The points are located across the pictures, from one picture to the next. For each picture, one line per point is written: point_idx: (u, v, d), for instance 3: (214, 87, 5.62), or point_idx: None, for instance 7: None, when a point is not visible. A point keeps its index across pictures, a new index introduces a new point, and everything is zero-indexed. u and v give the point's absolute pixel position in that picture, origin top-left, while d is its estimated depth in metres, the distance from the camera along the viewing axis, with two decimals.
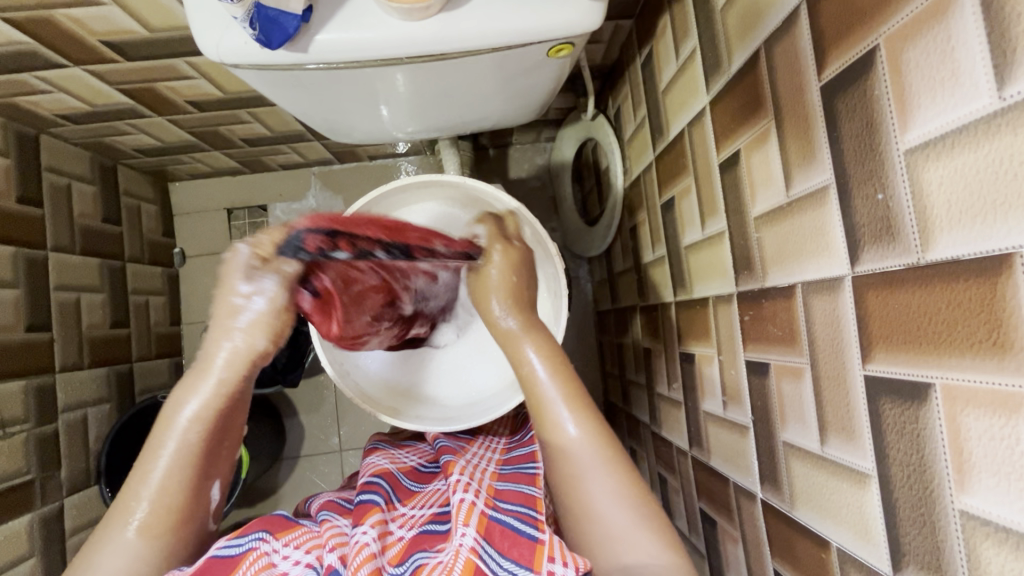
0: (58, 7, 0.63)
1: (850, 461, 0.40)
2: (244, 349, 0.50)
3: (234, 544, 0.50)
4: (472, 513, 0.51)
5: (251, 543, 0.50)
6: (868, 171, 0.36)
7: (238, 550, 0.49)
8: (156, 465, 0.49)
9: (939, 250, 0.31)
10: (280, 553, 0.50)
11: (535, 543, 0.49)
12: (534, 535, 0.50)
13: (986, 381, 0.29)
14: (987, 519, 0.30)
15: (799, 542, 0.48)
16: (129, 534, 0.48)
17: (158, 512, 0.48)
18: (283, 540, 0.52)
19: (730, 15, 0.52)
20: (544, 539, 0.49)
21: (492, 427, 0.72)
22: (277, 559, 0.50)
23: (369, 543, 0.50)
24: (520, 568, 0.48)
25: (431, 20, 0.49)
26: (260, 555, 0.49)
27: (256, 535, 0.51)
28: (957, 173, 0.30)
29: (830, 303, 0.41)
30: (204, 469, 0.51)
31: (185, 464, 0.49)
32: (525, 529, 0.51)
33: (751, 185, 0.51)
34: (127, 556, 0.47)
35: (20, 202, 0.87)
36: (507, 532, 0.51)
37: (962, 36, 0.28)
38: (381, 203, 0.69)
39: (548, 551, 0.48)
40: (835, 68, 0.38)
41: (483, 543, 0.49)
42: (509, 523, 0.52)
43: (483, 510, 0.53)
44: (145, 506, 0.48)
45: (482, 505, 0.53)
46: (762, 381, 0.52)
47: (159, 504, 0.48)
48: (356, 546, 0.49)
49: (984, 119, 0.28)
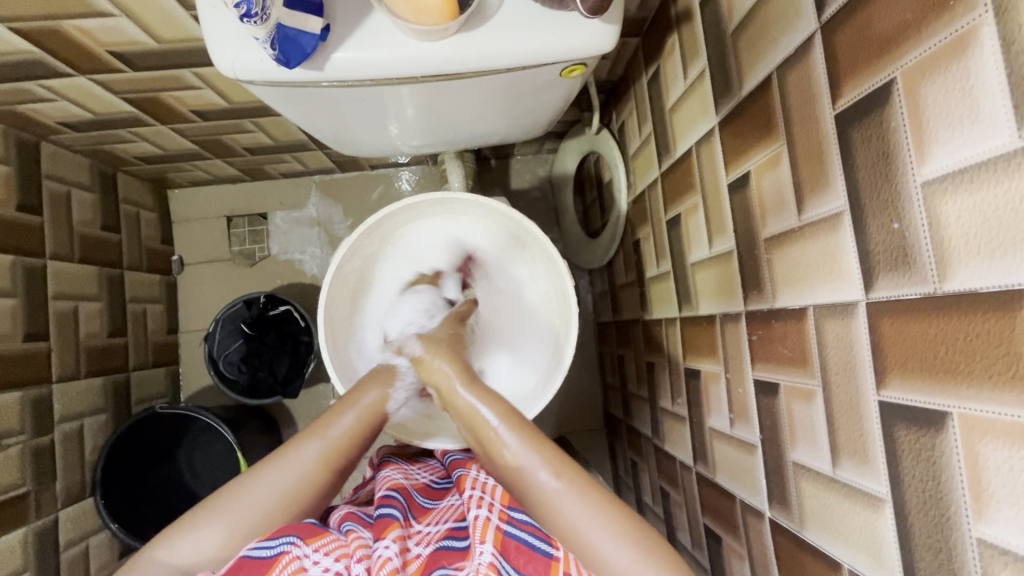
0: (68, 17, 0.63)
1: (864, 484, 0.40)
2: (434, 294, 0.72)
3: (267, 545, 0.49)
4: (488, 530, 0.52)
5: (283, 546, 0.49)
6: (883, 200, 0.36)
7: (271, 552, 0.48)
8: (352, 411, 0.59)
9: (956, 282, 0.32)
10: (312, 558, 0.49)
11: (551, 559, 0.50)
12: (548, 552, 0.51)
13: (1005, 412, 0.29)
14: (1005, 548, 0.30)
15: (810, 563, 0.48)
16: (308, 463, 0.55)
17: (337, 447, 0.57)
18: (314, 545, 0.50)
19: (741, 39, 0.53)
20: (558, 556, 0.50)
21: None
22: (308, 563, 0.48)
23: (392, 558, 0.49)
24: None
25: (448, 41, 0.49)
26: (292, 560, 0.48)
27: (287, 537, 0.50)
28: (976, 207, 0.30)
29: (842, 328, 0.41)
30: (366, 429, 0.59)
31: (363, 421, 0.59)
32: (539, 544, 0.52)
33: (761, 208, 0.52)
34: (301, 478, 0.55)
35: (19, 210, 0.86)
36: (523, 548, 0.52)
37: (982, 75, 0.29)
38: (392, 219, 0.70)
39: (563, 566, 0.49)
40: (850, 99, 0.39)
41: (500, 559, 0.51)
42: (525, 539, 0.52)
43: (497, 524, 0.53)
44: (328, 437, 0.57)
45: (497, 518, 0.54)
46: (771, 401, 0.52)
47: (337, 443, 0.57)
48: (380, 560, 0.49)
49: (1003, 157, 0.28)
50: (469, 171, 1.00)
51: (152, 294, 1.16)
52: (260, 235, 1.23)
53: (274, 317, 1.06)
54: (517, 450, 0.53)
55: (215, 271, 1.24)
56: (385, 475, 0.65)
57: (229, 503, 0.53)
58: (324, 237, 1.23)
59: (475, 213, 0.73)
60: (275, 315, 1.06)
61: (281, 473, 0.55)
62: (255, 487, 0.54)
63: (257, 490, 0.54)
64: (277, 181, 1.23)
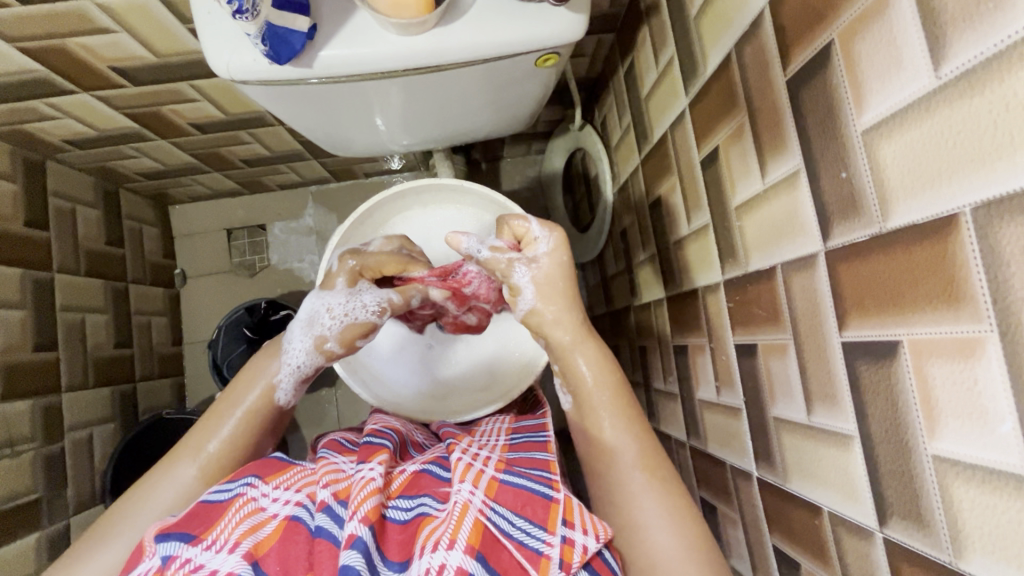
0: (71, 35, 0.67)
1: (835, 426, 0.42)
2: (344, 300, 0.62)
3: (224, 489, 0.49)
4: (482, 478, 0.50)
5: (240, 488, 0.48)
6: (832, 153, 0.39)
7: (227, 495, 0.48)
8: (233, 417, 0.57)
9: (897, 217, 0.34)
10: (270, 496, 0.48)
11: (550, 501, 0.48)
12: (548, 494, 0.49)
13: (947, 330, 0.32)
14: (957, 459, 0.32)
15: (795, 513, 0.49)
16: (189, 472, 0.53)
17: (220, 462, 0.55)
18: (273, 484, 0.49)
19: (703, 24, 0.57)
20: (558, 500, 0.48)
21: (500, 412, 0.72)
22: (266, 502, 0.47)
23: (375, 478, 0.48)
24: (534, 528, 0.46)
25: (427, 34, 0.53)
26: (247, 501, 0.47)
27: (246, 479, 0.49)
28: (907, 147, 0.33)
29: (807, 280, 0.44)
30: (262, 428, 0.58)
31: (253, 414, 0.58)
32: (539, 488, 0.50)
33: (730, 177, 0.54)
34: (182, 490, 0.53)
35: (26, 225, 0.90)
36: (522, 492, 0.49)
37: (902, 27, 0.32)
38: (381, 208, 0.74)
39: (563, 511, 0.47)
40: (797, 64, 0.42)
41: (492, 506, 0.47)
42: (525, 484, 0.50)
43: (493, 475, 0.50)
44: (209, 455, 0.55)
45: (492, 471, 0.51)
46: (751, 363, 0.55)
47: (220, 455, 0.55)
48: (363, 480, 0.48)
49: (925, 96, 0.31)
50: (459, 172, 1.03)
51: (156, 306, 1.19)
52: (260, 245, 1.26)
53: (274, 321, 1.08)
54: (607, 413, 0.54)
55: (217, 282, 1.27)
56: (382, 420, 0.67)
57: (121, 526, 0.50)
58: (320, 245, 1.26)
59: (460, 197, 0.76)
60: (276, 320, 1.09)
61: (162, 492, 0.52)
62: (141, 509, 0.51)
63: (142, 511, 0.51)
64: (274, 192, 1.27)
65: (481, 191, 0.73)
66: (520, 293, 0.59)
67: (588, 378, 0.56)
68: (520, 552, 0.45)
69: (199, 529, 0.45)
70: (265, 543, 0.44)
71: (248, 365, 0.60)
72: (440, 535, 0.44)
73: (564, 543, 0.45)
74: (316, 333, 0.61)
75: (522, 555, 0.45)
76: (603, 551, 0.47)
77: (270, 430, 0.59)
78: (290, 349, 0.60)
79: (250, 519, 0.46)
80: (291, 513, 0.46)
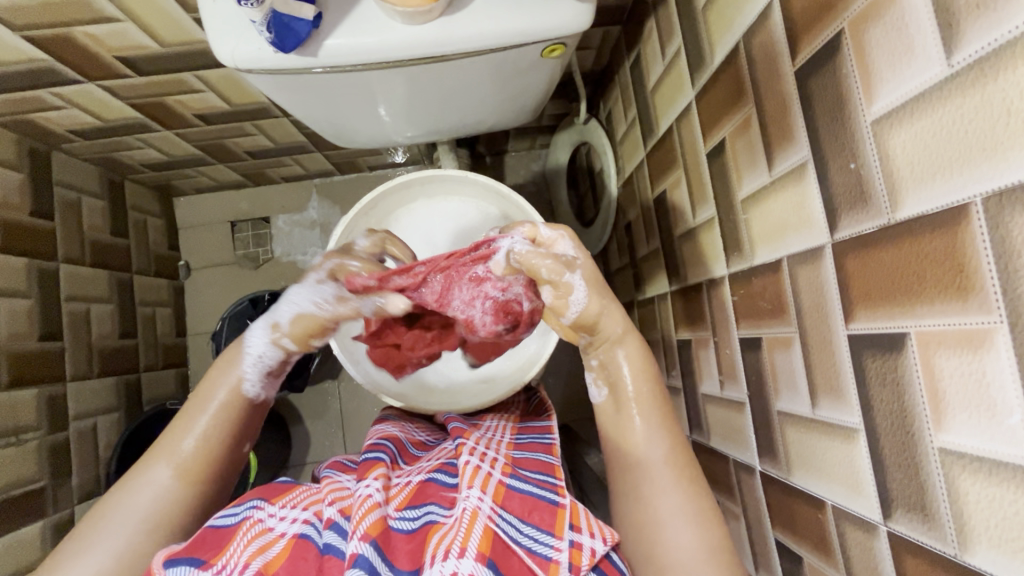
0: (75, 24, 0.67)
1: (839, 419, 0.42)
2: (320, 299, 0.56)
3: (230, 513, 0.48)
4: (490, 482, 0.50)
5: (246, 511, 0.48)
6: (841, 143, 0.39)
7: (234, 519, 0.47)
8: (207, 415, 0.54)
9: (906, 208, 0.34)
10: (276, 516, 0.48)
11: (557, 507, 0.49)
12: (554, 500, 0.49)
13: (955, 321, 0.31)
14: (963, 451, 0.32)
15: (798, 506, 0.49)
16: (163, 475, 0.51)
17: (197, 461, 0.52)
18: (277, 504, 0.49)
19: (710, 14, 0.56)
20: (565, 505, 0.49)
21: (503, 407, 0.72)
22: (272, 522, 0.47)
23: (372, 495, 0.48)
24: (543, 534, 0.46)
25: (433, 23, 0.52)
26: (255, 523, 0.47)
27: (250, 502, 0.49)
28: (918, 136, 0.33)
29: (813, 272, 0.44)
30: (239, 426, 0.55)
31: (227, 413, 0.54)
32: (546, 495, 0.50)
33: (737, 169, 0.54)
34: (158, 494, 0.50)
35: (32, 215, 0.90)
36: (529, 499, 0.50)
37: (914, 16, 0.32)
38: (385, 200, 0.74)
39: (570, 515, 0.47)
40: (806, 55, 0.42)
41: (501, 512, 0.47)
42: (531, 490, 0.50)
43: (500, 480, 0.51)
44: (184, 456, 0.52)
45: (499, 475, 0.51)
46: (756, 356, 0.54)
47: (195, 457, 0.52)
48: (361, 498, 0.48)
49: (937, 85, 0.31)
50: (463, 165, 1.03)
51: (160, 298, 1.19)
52: (264, 238, 1.26)
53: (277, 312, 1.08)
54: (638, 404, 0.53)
55: (221, 274, 1.27)
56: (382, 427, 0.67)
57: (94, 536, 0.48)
58: (323, 237, 1.26)
59: (462, 187, 0.76)
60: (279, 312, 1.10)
61: (136, 497, 0.50)
62: (113, 517, 0.49)
63: (114, 518, 0.49)
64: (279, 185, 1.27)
65: (484, 183, 0.73)
66: (572, 292, 0.52)
67: (626, 373, 0.54)
68: (531, 558, 0.45)
69: (209, 554, 0.44)
70: (275, 563, 0.43)
71: (214, 364, 0.56)
72: (451, 543, 0.43)
73: (573, 546, 0.45)
74: (280, 327, 0.56)
75: (532, 561, 0.45)
76: (612, 552, 0.47)
77: (246, 428, 0.56)
78: (253, 346, 0.56)
79: (259, 539, 0.45)
80: (299, 531, 0.47)
